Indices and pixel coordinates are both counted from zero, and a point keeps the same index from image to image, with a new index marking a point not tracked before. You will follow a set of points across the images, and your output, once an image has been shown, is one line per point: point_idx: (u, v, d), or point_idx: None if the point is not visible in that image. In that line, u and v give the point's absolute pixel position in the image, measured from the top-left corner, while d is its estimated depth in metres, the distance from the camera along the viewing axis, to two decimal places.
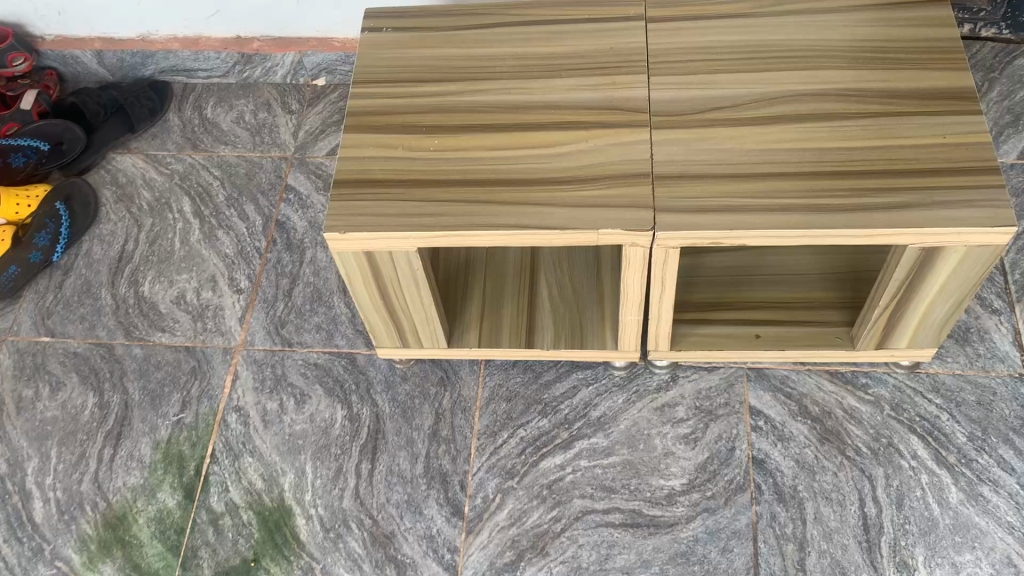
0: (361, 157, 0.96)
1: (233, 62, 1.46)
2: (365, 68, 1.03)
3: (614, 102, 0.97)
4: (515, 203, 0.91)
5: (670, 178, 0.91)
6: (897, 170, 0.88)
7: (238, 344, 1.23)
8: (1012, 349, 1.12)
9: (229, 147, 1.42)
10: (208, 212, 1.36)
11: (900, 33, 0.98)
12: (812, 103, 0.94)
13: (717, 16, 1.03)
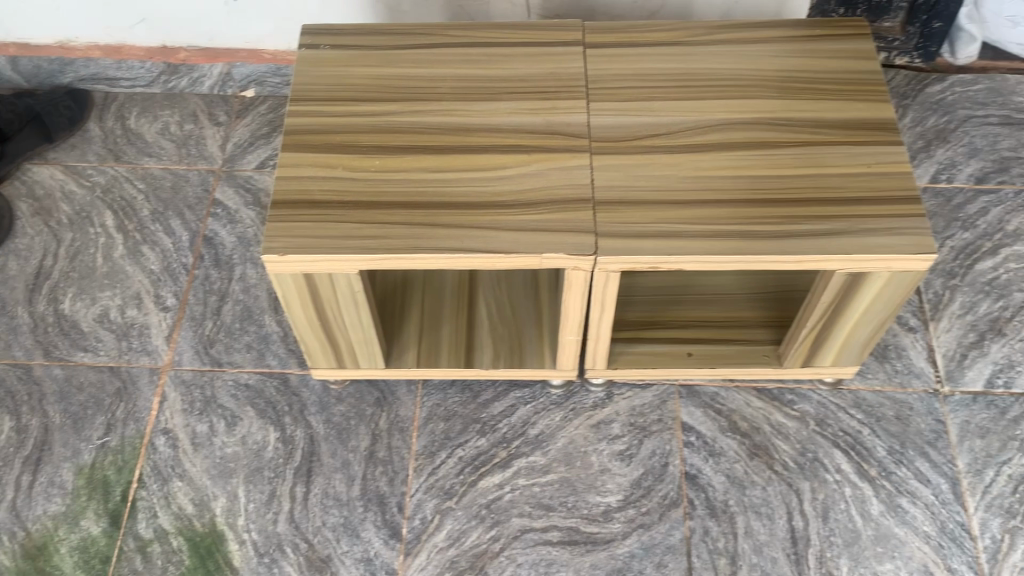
0: (300, 176, 0.95)
1: (158, 72, 1.43)
2: (302, 86, 1.02)
3: (554, 127, 0.98)
4: (458, 226, 0.91)
5: (609, 204, 0.93)
6: (825, 198, 0.92)
7: (165, 364, 1.19)
8: (926, 366, 1.18)
9: (154, 159, 1.38)
10: (132, 226, 1.31)
11: (826, 64, 1.02)
12: (744, 132, 0.97)
13: (653, 42, 1.06)
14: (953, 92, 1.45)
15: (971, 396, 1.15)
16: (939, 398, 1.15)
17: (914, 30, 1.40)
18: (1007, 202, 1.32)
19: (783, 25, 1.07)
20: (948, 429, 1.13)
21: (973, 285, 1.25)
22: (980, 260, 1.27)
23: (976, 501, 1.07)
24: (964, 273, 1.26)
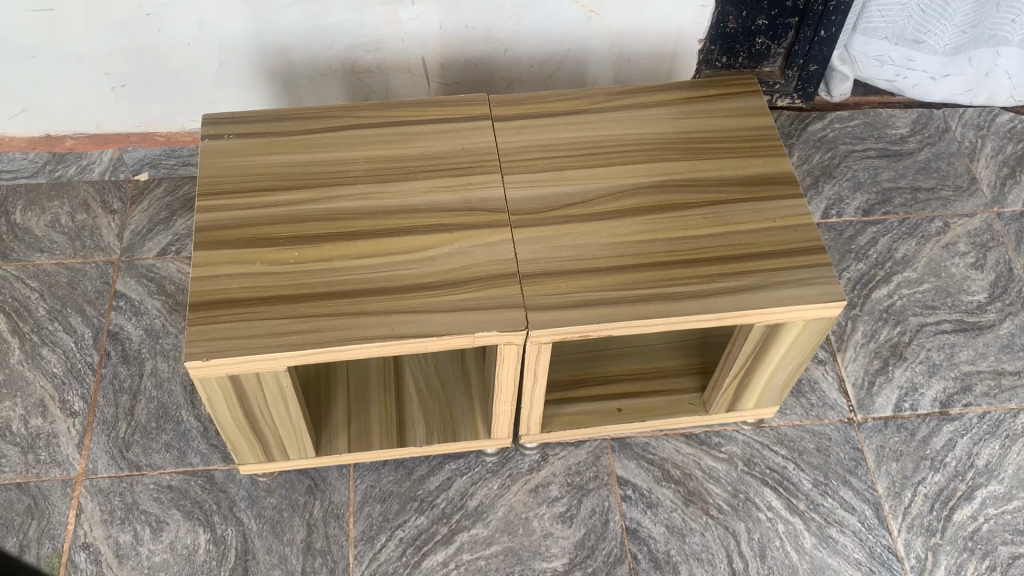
0: (217, 275, 0.92)
1: (43, 162, 1.37)
2: (210, 179, 0.99)
3: (472, 204, 0.99)
4: (386, 313, 0.90)
5: (534, 278, 0.94)
6: (739, 254, 0.96)
7: (78, 474, 1.13)
8: (839, 396, 1.24)
9: (46, 254, 1.32)
10: (28, 328, 1.25)
11: (723, 124, 1.07)
12: (655, 195, 1.01)
13: (558, 111, 1.08)
14: (833, 129, 1.53)
15: (882, 421, 1.21)
16: (854, 426, 1.21)
17: (792, 74, 1.48)
18: (893, 231, 1.40)
19: (679, 87, 1.11)
20: (865, 456, 1.18)
21: (872, 314, 1.31)
22: (876, 288, 1.34)
23: (898, 523, 1.13)
24: (863, 302, 1.33)
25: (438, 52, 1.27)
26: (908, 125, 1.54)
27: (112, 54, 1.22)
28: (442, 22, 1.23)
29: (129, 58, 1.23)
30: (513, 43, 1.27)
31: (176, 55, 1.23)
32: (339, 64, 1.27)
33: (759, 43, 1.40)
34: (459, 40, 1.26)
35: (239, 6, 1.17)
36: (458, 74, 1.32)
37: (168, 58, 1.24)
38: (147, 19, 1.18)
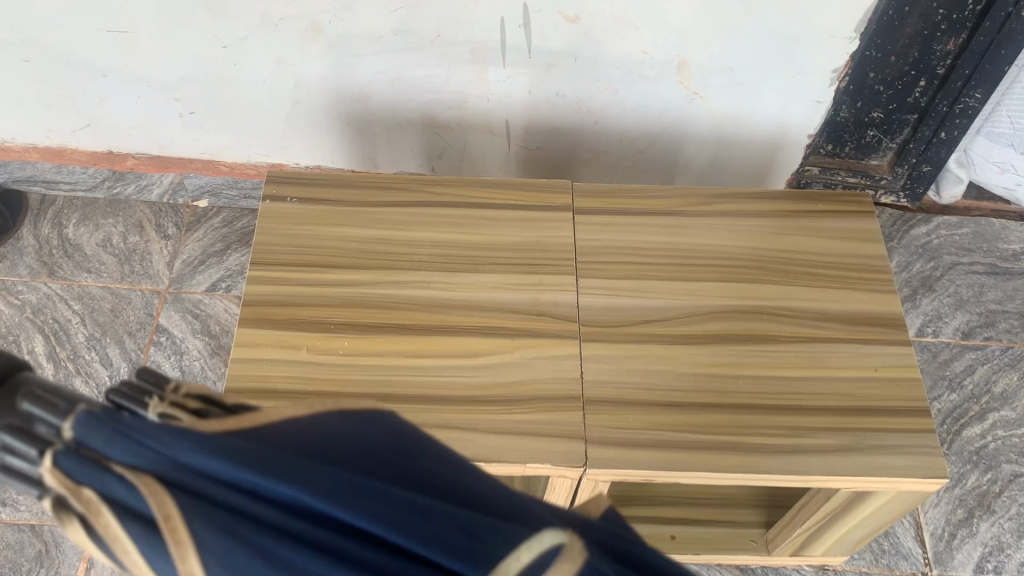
0: (259, 358, 0.85)
1: (102, 179, 1.32)
2: (266, 246, 0.93)
3: (542, 307, 0.90)
4: (434, 426, 0.82)
5: (600, 404, 0.85)
6: (833, 406, 0.85)
7: None
8: (914, 546, 1.13)
9: (92, 276, 1.27)
10: (64, 355, 1.19)
11: (828, 246, 0.97)
12: (744, 321, 0.91)
13: (648, 209, 0.99)
14: (939, 235, 1.40)
15: None
16: None
17: (902, 172, 1.33)
18: (994, 360, 1.28)
19: (783, 196, 1.01)
20: None
21: (961, 455, 1.20)
22: (968, 425, 1.22)
23: None
24: (952, 440, 1.21)
25: (524, 115, 1.19)
26: (1022, 240, 1.41)
27: (184, 81, 1.16)
28: (532, 87, 1.14)
29: (201, 87, 1.17)
30: (604, 115, 1.18)
31: (249, 90, 1.17)
32: (419, 117, 1.20)
33: (869, 135, 1.25)
34: (549, 107, 1.18)
35: (321, 50, 1.10)
36: (541, 140, 1.24)
37: (241, 92, 1.17)
38: (224, 51, 1.11)
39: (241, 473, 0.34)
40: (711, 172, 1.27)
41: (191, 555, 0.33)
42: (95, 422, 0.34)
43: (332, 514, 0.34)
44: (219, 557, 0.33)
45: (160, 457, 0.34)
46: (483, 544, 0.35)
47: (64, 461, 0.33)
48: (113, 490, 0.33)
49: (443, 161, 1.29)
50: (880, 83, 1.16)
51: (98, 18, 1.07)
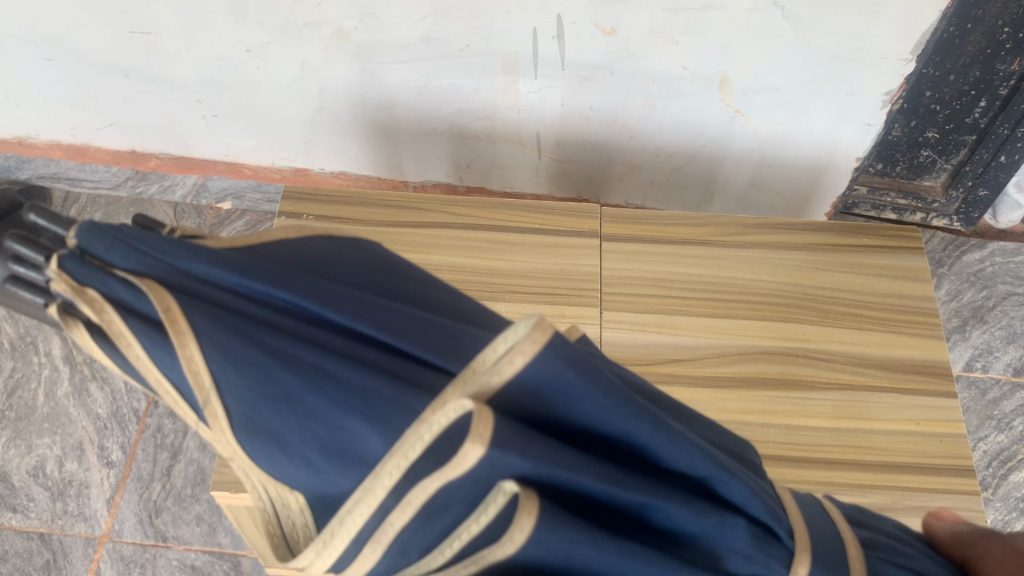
0: None
1: (125, 177, 1.32)
2: None
3: None
4: None
5: None
6: (873, 462, 0.79)
7: (102, 534, 1.07)
8: None
9: None
10: (81, 359, 1.18)
11: (871, 284, 0.91)
12: (777, 364, 0.85)
13: (680, 239, 0.94)
14: (993, 262, 1.32)
15: None
16: None
17: (956, 195, 1.25)
18: None
19: (824, 228, 0.95)
20: None
21: (1007, 502, 1.13)
22: (1015, 469, 1.15)
23: None
24: (996, 486, 1.14)
25: (556, 128, 1.14)
26: None
27: (206, 83, 1.13)
28: (565, 100, 1.09)
29: (223, 90, 1.14)
30: (640, 131, 1.13)
31: (273, 95, 1.14)
32: (447, 126, 1.16)
33: (923, 156, 1.18)
34: (583, 121, 1.12)
35: (347, 56, 1.06)
36: (574, 153, 1.19)
37: (264, 97, 1.14)
38: (247, 55, 1.07)
39: (222, 271, 0.45)
40: (753, 192, 1.21)
41: (189, 333, 0.43)
42: (99, 237, 0.45)
43: (300, 301, 0.45)
44: (211, 338, 0.43)
45: (159, 264, 0.45)
46: (415, 329, 0.45)
47: (78, 266, 0.44)
48: (125, 292, 0.44)
49: (472, 172, 1.25)
50: (938, 102, 1.08)
51: (119, 20, 1.05)
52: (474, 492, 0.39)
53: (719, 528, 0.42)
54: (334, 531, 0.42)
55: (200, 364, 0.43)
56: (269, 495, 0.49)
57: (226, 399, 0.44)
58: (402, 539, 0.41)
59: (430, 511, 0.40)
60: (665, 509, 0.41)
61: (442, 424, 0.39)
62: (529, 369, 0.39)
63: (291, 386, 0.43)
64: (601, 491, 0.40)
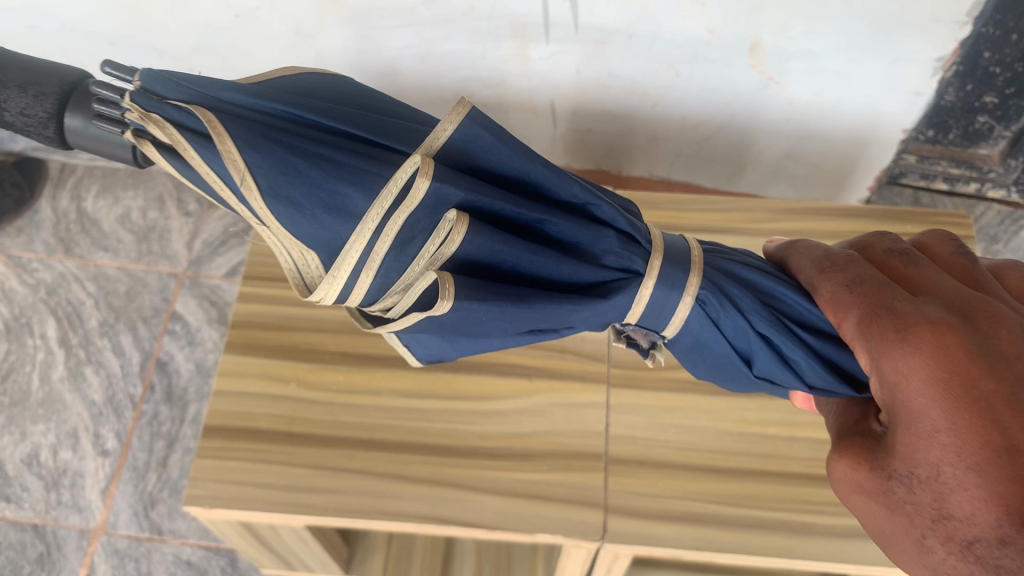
0: (244, 392, 0.76)
1: None
2: (262, 260, 0.83)
3: (567, 342, 0.79)
4: (431, 480, 0.72)
5: (628, 464, 0.73)
6: None
7: (97, 526, 1.03)
8: None
9: (109, 255, 1.21)
10: (76, 341, 1.15)
11: None
12: None
13: (702, 227, 0.85)
14: None
15: None
16: None
17: (1015, 163, 1.13)
18: None
19: (863, 215, 0.86)
20: None
21: None
22: None
23: None
24: None
25: (571, 97, 1.05)
26: None
27: (195, 50, 1.06)
28: (580, 65, 0.99)
29: (214, 57, 1.07)
30: (663, 99, 1.03)
31: (266, 60, 1.06)
32: (453, 95, 1.08)
33: (978, 122, 1.05)
34: (600, 88, 1.03)
35: (341, 21, 0.97)
36: (592, 123, 1.10)
37: (256, 64, 1.07)
38: (237, 20, 0.99)
39: (245, 95, 0.50)
40: (787, 166, 1.11)
41: (226, 136, 0.46)
42: (158, 77, 0.48)
43: (297, 110, 0.51)
44: (243, 136, 0.47)
45: (200, 92, 0.49)
46: (387, 129, 0.52)
47: (143, 98, 0.47)
48: (172, 111, 0.47)
49: None
50: (997, 63, 0.93)
51: None
52: (430, 222, 0.50)
53: (596, 237, 0.54)
54: (338, 265, 0.50)
55: (238, 158, 0.46)
56: (292, 255, 0.53)
57: (259, 180, 0.48)
58: (386, 265, 0.51)
59: (400, 242, 0.50)
60: (555, 223, 0.53)
61: (398, 185, 0.48)
62: (461, 132, 0.50)
63: (301, 164, 0.48)
64: (511, 212, 0.52)
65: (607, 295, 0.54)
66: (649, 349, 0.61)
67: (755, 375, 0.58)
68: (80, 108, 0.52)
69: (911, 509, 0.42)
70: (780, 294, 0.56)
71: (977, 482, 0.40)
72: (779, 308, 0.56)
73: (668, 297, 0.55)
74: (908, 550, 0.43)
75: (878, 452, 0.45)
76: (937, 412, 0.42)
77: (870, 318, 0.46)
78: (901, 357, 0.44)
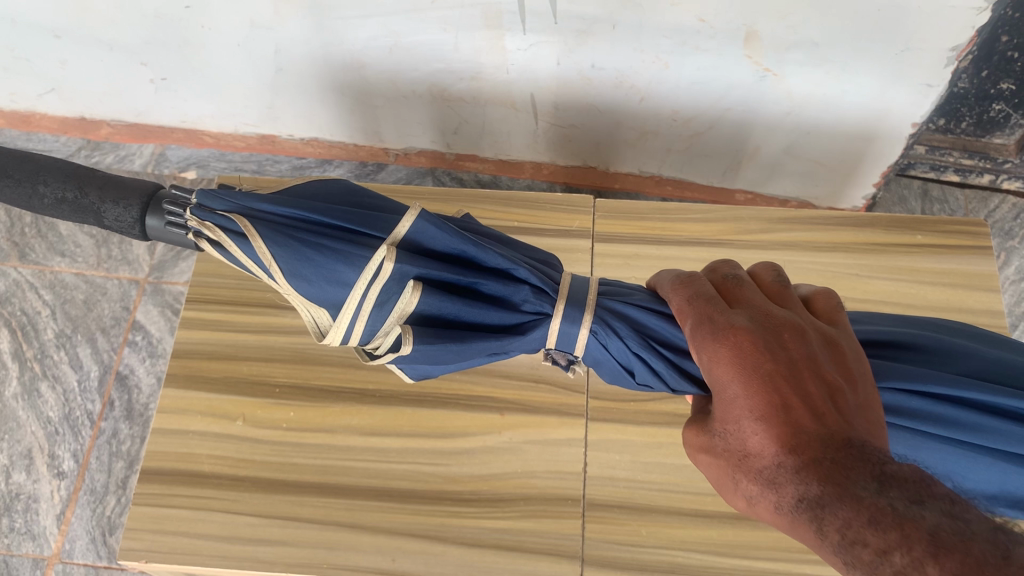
0: (188, 431, 0.69)
1: (76, 147, 1.21)
2: (210, 281, 0.76)
3: (542, 371, 0.72)
4: (391, 530, 0.65)
5: (607, 509, 0.66)
6: None
7: (52, 554, 0.98)
8: None
9: (66, 261, 1.13)
10: (30, 354, 1.08)
11: (921, 294, 0.74)
12: None
13: (692, 239, 0.77)
14: None
15: None
16: None
17: None
18: None
19: (867, 223, 0.78)
20: None
21: None
22: None
23: None
24: None
25: (552, 90, 0.97)
26: None
27: (147, 43, 0.98)
28: (560, 58, 0.91)
29: (169, 50, 0.99)
30: (651, 92, 0.95)
31: (223, 54, 0.98)
32: (427, 88, 1.00)
33: (993, 110, 0.97)
34: (583, 81, 0.95)
35: (300, 10, 0.88)
36: (576, 118, 1.02)
37: (214, 58, 0.99)
38: (187, 11, 0.91)
39: (276, 208, 0.52)
40: (787, 160, 1.03)
41: (257, 236, 0.49)
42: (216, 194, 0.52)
43: (318, 214, 0.52)
44: (272, 232, 0.50)
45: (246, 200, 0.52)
46: (384, 219, 0.52)
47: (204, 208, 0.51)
48: (222, 219, 0.50)
49: (461, 138, 1.11)
50: (1016, 48, 0.87)
51: None
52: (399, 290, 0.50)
53: (515, 290, 0.52)
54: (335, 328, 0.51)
55: (265, 250, 0.49)
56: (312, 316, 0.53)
57: (282, 267, 0.50)
58: (372, 323, 0.51)
59: (380, 303, 0.51)
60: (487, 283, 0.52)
61: (373, 265, 0.49)
62: (416, 226, 0.51)
63: (310, 252, 0.50)
64: (452, 279, 0.52)
65: (523, 330, 0.53)
66: (569, 363, 0.57)
67: (637, 382, 0.55)
68: (157, 209, 0.51)
69: (719, 465, 0.39)
70: (641, 316, 0.53)
71: (761, 429, 0.36)
72: (645, 327, 0.53)
73: (571, 331, 0.53)
74: (727, 501, 0.39)
75: (703, 419, 0.42)
76: (731, 375, 0.38)
77: (695, 323, 0.42)
78: (703, 356, 0.40)
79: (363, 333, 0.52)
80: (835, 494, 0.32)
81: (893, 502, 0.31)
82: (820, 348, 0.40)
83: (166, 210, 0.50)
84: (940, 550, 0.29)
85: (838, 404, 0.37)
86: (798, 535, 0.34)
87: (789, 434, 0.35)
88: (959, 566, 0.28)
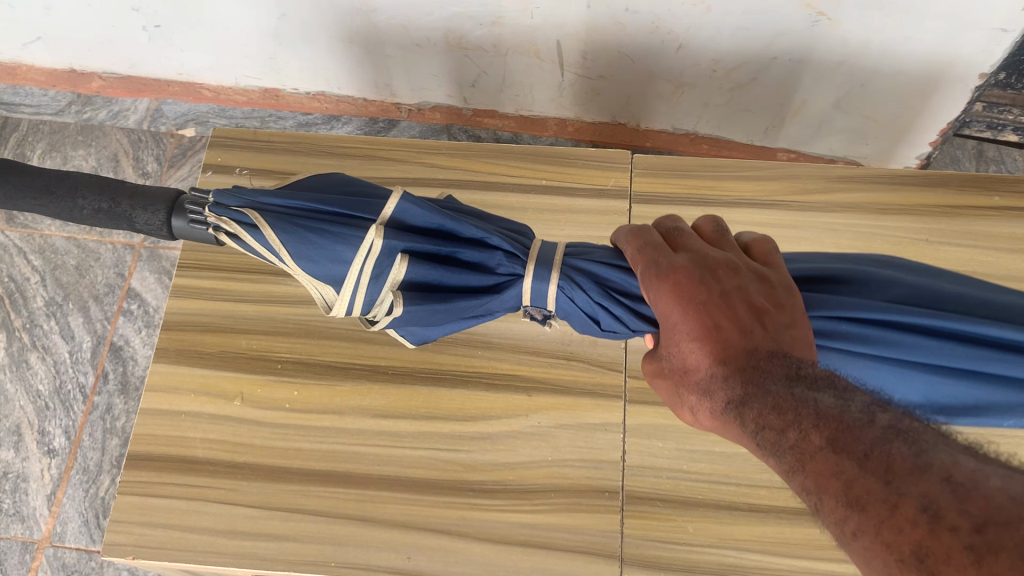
0: (182, 411, 0.62)
1: (68, 102, 1.14)
2: (208, 243, 0.69)
3: (573, 346, 0.64)
4: (407, 524, 0.58)
5: (648, 503, 0.59)
6: None
7: (42, 537, 0.92)
8: None
9: (57, 223, 1.06)
10: (18, 323, 1.01)
11: (1000, 263, 0.66)
12: None
13: (740, 200, 0.69)
14: None
15: None
16: None
17: None
18: None
19: (937, 182, 0.70)
20: None
21: None
22: None
23: None
24: None
25: (580, 36, 0.88)
26: None
27: None
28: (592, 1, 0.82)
29: None
30: (690, 39, 0.86)
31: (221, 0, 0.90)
32: (441, 36, 0.92)
33: None
34: (616, 27, 0.86)
35: None
36: (606, 69, 0.94)
37: (210, 4, 0.90)
38: None
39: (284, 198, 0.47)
40: (834, 115, 0.95)
41: (269, 227, 0.45)
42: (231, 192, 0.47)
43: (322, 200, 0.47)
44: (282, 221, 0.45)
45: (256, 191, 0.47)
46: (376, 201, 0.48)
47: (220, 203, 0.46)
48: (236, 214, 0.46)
49: (479, 91, 1.02)
50: None
51: None
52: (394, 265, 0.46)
53: (490, 254, 0.47)
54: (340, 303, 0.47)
55: (275, 239, 0.45)
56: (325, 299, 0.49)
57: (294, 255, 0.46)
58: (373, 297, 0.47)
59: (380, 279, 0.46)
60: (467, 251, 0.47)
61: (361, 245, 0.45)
62: (401, 208, 0.46)
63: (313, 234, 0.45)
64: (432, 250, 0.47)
65: (499, 290, 0.48)
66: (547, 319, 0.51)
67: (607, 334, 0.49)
68: (182, 209, 0.46)
69: (669, 386, 0.40)
70: (601, 268, 0.48)
71: (697, 347, 0.38)
72: (604, 279, 0.48)
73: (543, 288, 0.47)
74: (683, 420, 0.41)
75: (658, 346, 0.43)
76: (669, 303, 0.39)
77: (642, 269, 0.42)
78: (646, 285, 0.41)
79: (365, 304, 0.47)
80: (752, 392, 0.34)
81: (796, 392, 0.33)
82: (753, 278, 0.40)
83: (191, 209, 0.46)
84: (822, 421, 0.31)
85: (767, 320, 0.38)
86: (733, 435, 0.36)
87: (720, 349, 0.37)
88: (834, 432, 0.30)
